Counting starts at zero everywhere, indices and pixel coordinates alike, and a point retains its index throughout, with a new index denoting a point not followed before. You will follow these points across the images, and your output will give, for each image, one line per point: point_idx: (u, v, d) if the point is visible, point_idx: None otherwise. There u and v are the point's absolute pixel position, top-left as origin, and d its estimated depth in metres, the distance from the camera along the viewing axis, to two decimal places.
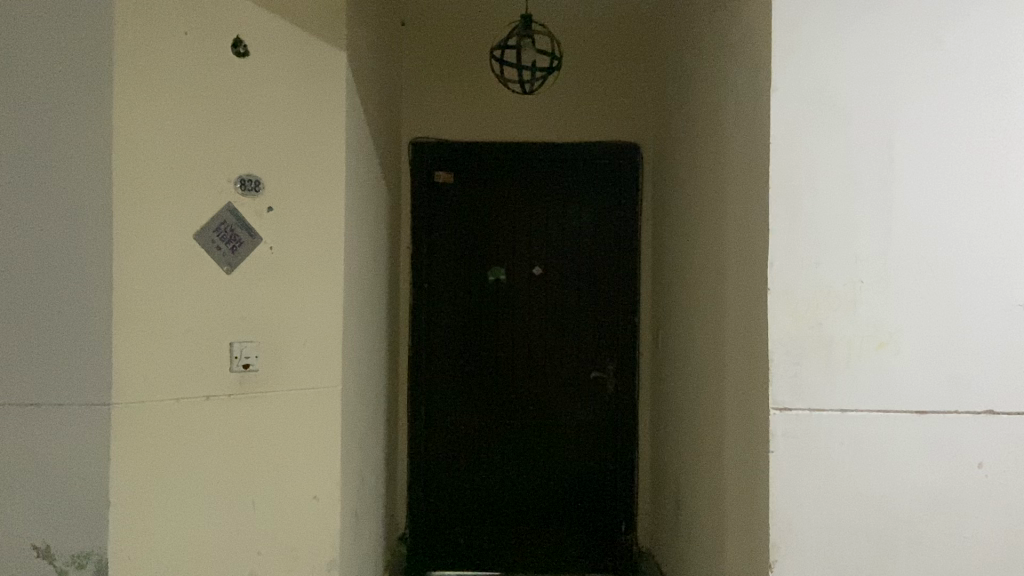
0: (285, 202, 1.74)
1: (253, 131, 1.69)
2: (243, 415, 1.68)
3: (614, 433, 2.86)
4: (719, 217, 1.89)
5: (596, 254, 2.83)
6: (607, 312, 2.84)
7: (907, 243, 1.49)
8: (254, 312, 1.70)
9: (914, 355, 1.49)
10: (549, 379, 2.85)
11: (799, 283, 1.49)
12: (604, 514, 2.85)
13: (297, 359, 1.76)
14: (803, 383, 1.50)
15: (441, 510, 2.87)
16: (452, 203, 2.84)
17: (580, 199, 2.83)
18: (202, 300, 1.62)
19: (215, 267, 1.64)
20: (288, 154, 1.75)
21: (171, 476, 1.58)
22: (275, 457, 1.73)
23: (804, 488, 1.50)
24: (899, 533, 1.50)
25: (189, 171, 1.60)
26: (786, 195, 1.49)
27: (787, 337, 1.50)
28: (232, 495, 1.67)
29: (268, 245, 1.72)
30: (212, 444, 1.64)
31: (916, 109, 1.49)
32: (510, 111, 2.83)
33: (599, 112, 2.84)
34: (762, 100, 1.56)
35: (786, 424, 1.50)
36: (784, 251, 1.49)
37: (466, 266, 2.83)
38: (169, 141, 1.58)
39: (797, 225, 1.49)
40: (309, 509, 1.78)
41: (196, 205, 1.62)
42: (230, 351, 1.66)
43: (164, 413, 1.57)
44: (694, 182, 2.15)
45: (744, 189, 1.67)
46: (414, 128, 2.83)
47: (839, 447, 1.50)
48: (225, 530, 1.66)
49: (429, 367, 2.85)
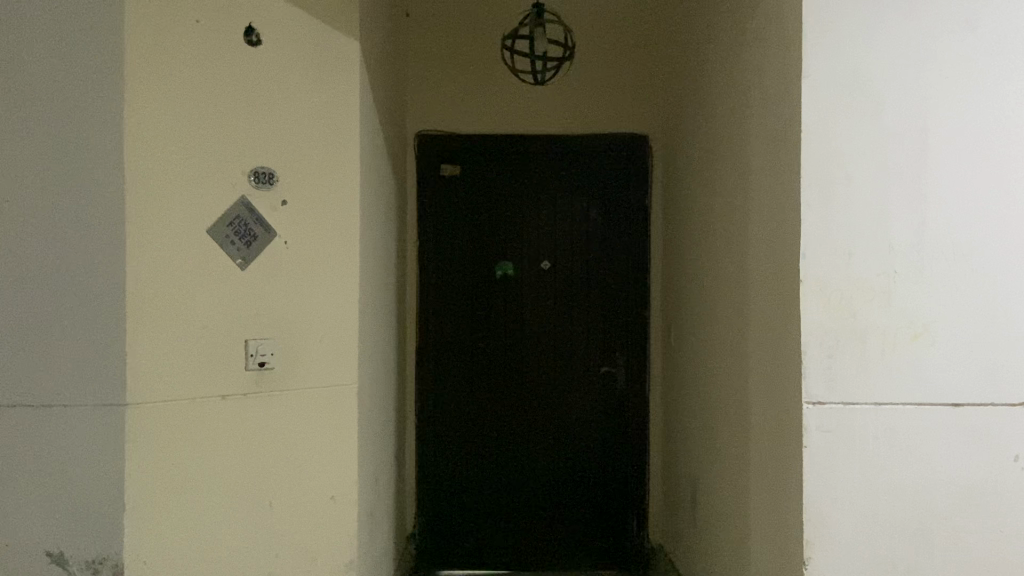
0: (300, 196, 1.69)
1: (266, 122, 1.64)
2: (259, 414, 1.63)
3: (624, 428, 2.83)
4: (741, 208, 1.85)
5: (606, 248, 2.80)
6: (618, 307, 2.81)
7: (941, 232, 1.46)
8: (269, 308, 1.65)
9: (948, 346, 1.47)
10: (558, 375, 2.81)
11: (833, 274, 1.46)
12: (614, 511, 2.83)
13: (313, 356, 1.72)
14: (836, 376, 1.47)
15: (450, 509, 2.83)
16: (460, 196, 2.79)
17: (589, 192, 2.79)
18: (217, 296, 1.57)
19: (229, 262, 1.59)
20: (302, 146, 1.69)
21: (188, 478, 1.54)
22: (292, 457, 1.68)
23: (838, 483, 1.47)
24: (935, 528, 1.48)
25: (202, 164, 1.55)
26: (818, 184, 1.46)
27: (821, 329, 1.46)
28: (250, 496, 1.62)
29: (283, 239, 1.67)
30: (229, 444, 1.59)
31: (951, 96, 1.46)
32: (517, 103, 2.79)
33: (607, 103, 2.80)
34: (791, 87, 1.52)
35: (819, 418, 1.47)
36: (816, 241, 1.46)
37: (473, 261, 2.79)
38: (182, 132, 1.53)
39: (830, 215, 1.46)
40: (326, 509, 1.74)
41: (210, 199, 1.57)
42: (246, 350, 1.61)
43: (179, 414, 1.52)
44: (712, 174, 2.11)
45: (770, 179, 1.64)
46: (419, 120, 2.79)
47: (873, 441, 1.47)
48: (243, 532, 1.61)
49: (437, 365, 2.81)
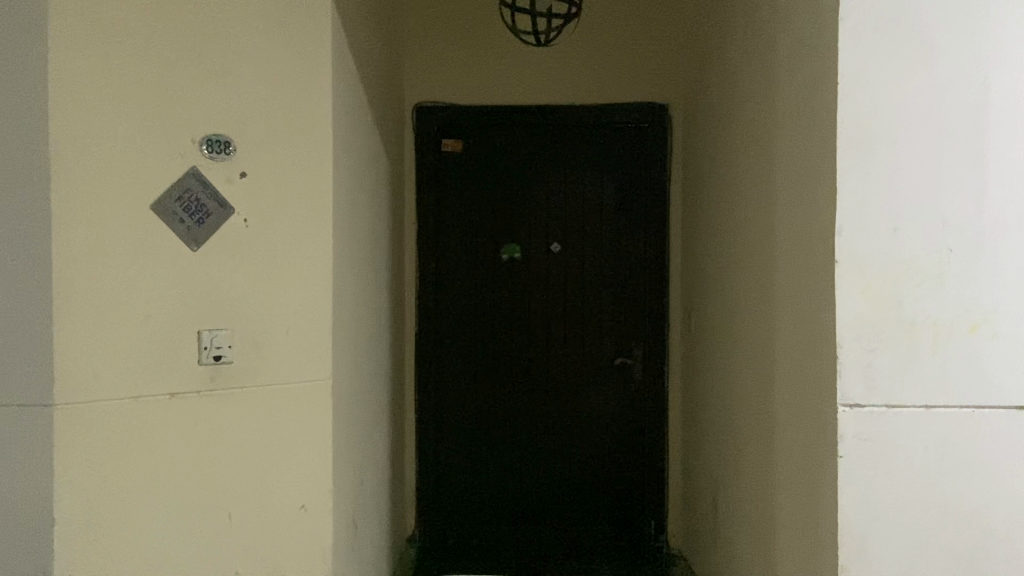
0: (261, 168, 1.49)
1: (221, 83, 1.45)
2: (214, 414, 1.45)
3: (642, 424, 2.61)
4: (767, 181, 1.62)
5: (622, 228, 2.57)
6: (634, 294, 2.58)
7: (1007, 201, 1.22)
8: (226, 295, 1.46)
9: (1013, 338, 1.23)
10: (569, 365, 2.60)
11: (875, 253, 1.23)
12: (630, 513, 2.62)
13: (279, 349, 1.52)
14: (879, 375, 1.24)
15: (452, 507, 2.65)
16: (462, 173, 2.59)
17: (602, 166, 2.57)
18: (162, 282, 1.40)
19: (178, 243, 1.41)
20: (264, 111, 1.49)
21: (130, 484, 1.38)
22: (257, 462, 1.50)
23: (880, 500, 1.24)
24: (995, 552, 1.24)
25: (144, 132, 1.38)
26: (856, 147, 1.23)
27: (859, 319, 1.24)
28: (203, 506, 1.45)
29: (242, 217, 1.47)
30: (178, 446, 1.42)
31: (1019, 40, 1.22)
32: (524, 71, 2.57)
33: (623, 70, 2.56)
34: (825, 32, 1.29)
35: (857, 423, 1.24)
36: (855, 214, 1.23)
37: (477, 243, 2.59)
38: (119, 98, 1.35)
39: (871, 183, 1.23)
40: (296, 520, 1.55)
41: (154, 170, 1.39)
42: (199, 341, 1.43)
43: (119, 415, 1.36)
44: (736, 145, 1.88)
45: (801, 143, 1.40)
46: (419, 91, 2.58)
47: (922, 450, 1.24)
48: (197, 546, 1.44)
49: (438, 356, 2.61)
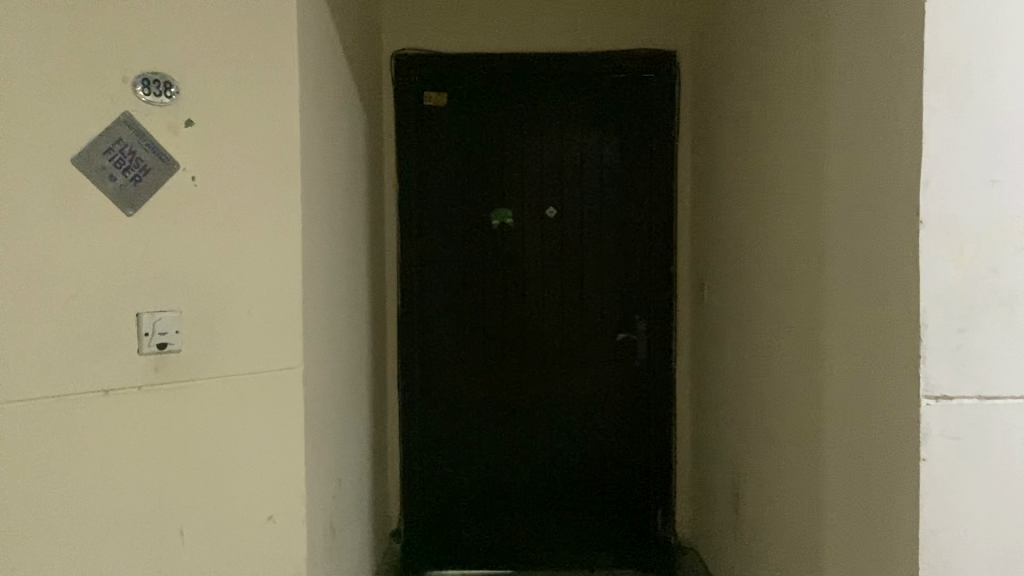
0: (212, 116, 1.23)
1: (160, 11, 1.18)
2: (160, 412, 1.21)
3: (647, 406, 2.40)
4: (817, 127, 1.37)
5: (625, 190, 2.33)
6: (638, 263, 2.35)
7: None
8: (171, 268, 1.20)
9: None
10: (568, 342, 2.37)
11: (968, 211, 1.00)
12: (635, 502, 2.42)
13: (240, 334, 1.27)
14: (970, 359, 1.02)
15: (441, 498, 2.43)
16: (446, 131, 2.33)
17: (603, 121, 2.32)
18: (90, 254, 1.14)
19: (110, 208, 1.16)
20: (215, 47, 1.22)
21: (58, 498, 1.15)
22: (214, 467, 1.25)
23: (968, 508, 1.03)
24: None
25: (63, 69, 1.11)
26: (950, 78, 0.99)
27: (947, 293, 1.01)
28: (149, 520, 1.21)
29: (190, 174, 1.21)
30: (116, 452, 1.18)
31: None
32: (515, 16, 2.31)
33: (625, 15, 2.31)
34: None
35: (943, 419, 1.02)
36: (945, 163, 1.00)
37: (464, 209, 2.34)
38: (30, 27, 1.09)
39: (967, 125, 0.99)
40: (262, 533, 1.31)
41: (76, 117, 1.13)
42: (139, 326, 1.18)
43: (39, 416, 1.12)
44: (770, 90, 1.64)
45: (869, 77, 1.16)
46: (398, 39, 2.31)
47: (1017, 447, 1.03)
48: (141, 566, 1.21)
49: (423, 333, 2.38)
